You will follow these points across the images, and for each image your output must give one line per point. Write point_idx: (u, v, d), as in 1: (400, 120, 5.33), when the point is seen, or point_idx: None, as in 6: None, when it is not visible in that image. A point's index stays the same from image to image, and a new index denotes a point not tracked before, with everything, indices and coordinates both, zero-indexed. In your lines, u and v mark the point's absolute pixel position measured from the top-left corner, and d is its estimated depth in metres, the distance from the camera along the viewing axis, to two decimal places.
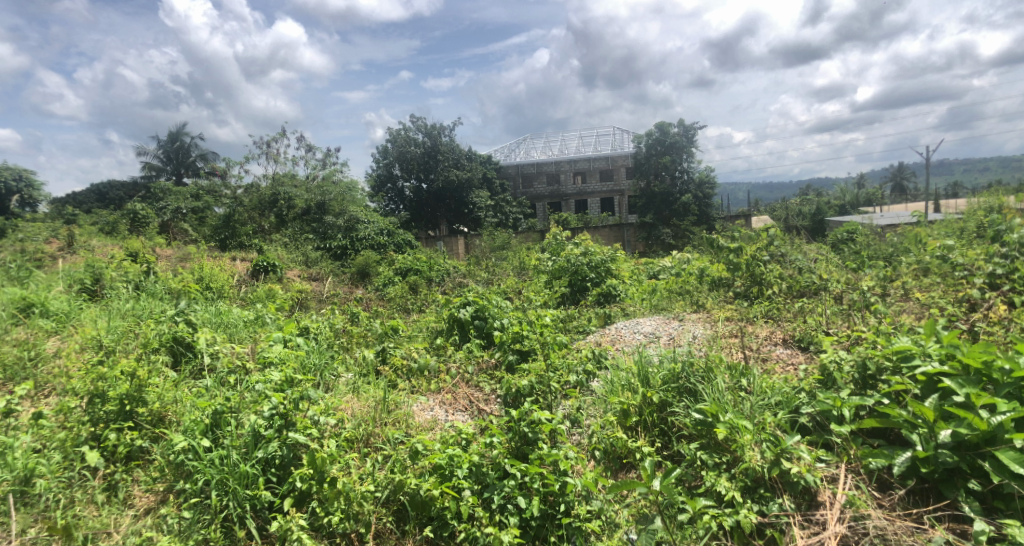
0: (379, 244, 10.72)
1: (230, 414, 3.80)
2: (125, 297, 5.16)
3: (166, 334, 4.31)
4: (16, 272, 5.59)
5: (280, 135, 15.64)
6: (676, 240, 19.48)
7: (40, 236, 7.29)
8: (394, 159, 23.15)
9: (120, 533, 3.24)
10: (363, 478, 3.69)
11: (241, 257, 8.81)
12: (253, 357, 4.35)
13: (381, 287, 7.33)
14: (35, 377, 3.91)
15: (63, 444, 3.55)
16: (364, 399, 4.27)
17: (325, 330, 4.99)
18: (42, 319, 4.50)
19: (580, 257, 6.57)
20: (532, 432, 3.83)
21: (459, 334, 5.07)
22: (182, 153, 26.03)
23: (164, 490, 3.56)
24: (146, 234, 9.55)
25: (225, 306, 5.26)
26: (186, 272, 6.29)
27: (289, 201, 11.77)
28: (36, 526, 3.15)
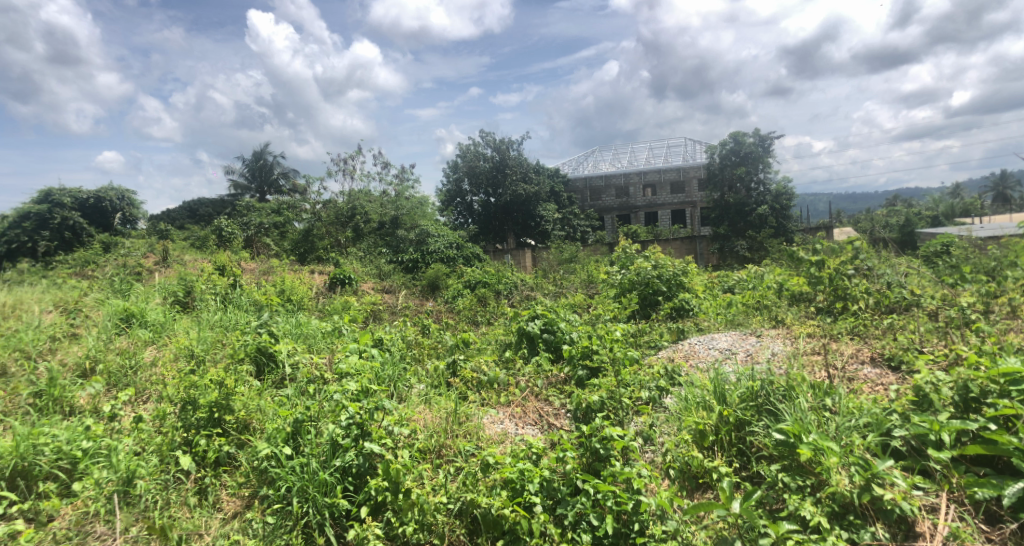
0: (450, 258, 10.70)
1: (309, 422, 3.92)
2: (214, 309, 5.45)
3: (250, 344, 4.51)
4: (118, 283, 5.99)
5: (357, 153, 16.08)
6: (751, 253, 18.78)
7: (139, 251, 7.80)
8: (464, 174, 23.77)
9: (211, 535, 3.40)
10: (435, 490, 3.72)
11: (318, 270, 9.15)
12: (330, 368, 4.49)
13: (451, 300, 7.42)
14: (135, 384, 4.17)
15: (159, 448, 3.75)
16: (436, 410, 4.32)
17: (398, 342, 5.09)
18: (141, 329, 4.79)
19: (651, 270, 6.43)
20: (604, 449, 3.77)
21: (527, 347, 5.06)
22: (264, 171, 27.09)
23: (249, 495, 3.70)
24: (231, 247, 10.05)
25: (304, 317, 5.45)
26: (269, 285, 6.59)
27: (364, 216, 12.20)
28: (137, 525, 3.34)
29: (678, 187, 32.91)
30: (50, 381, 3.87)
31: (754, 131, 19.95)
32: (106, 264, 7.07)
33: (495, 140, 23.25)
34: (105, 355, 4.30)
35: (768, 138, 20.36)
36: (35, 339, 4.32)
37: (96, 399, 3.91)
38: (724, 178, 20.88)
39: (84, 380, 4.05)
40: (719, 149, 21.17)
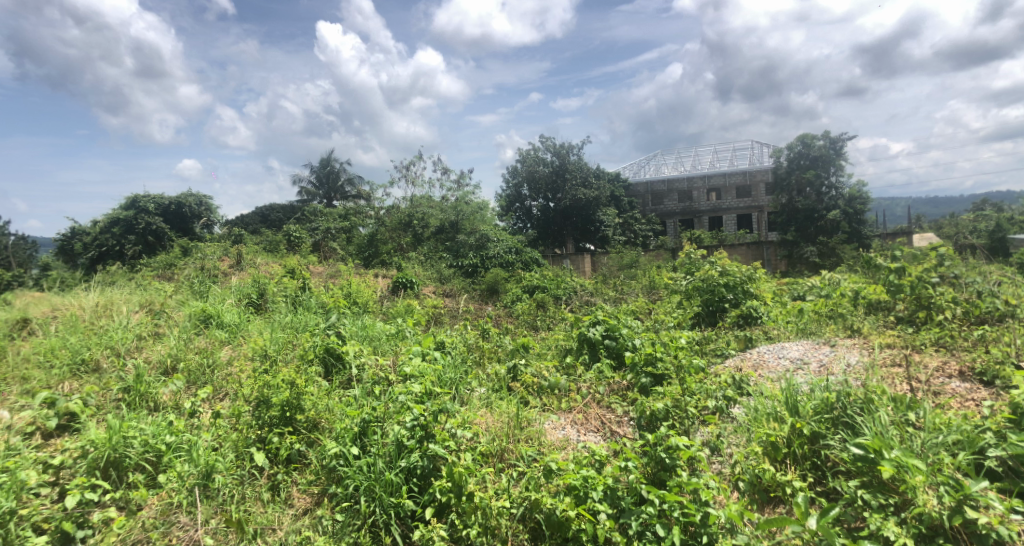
0: (508, 263, 10.69)
1: (376, 423, 3.99)
2: (285, 310, 5.65)
3: (319, 345, 4.63)
4: (198, 285, 6.31)
5: (418, 159, 16.44)
6: (822, 259, 18.19)
7: (215, 255, 8.18)
8: (523, 180, 23.80)
9: (283, 530, 3.51)
10: (498, 494, 3.73)
11: (381, 273, 9.37)
12: (394, 369, 4.57)
13: (510, 305, 7.43)
14: (213, 382, 4.35)
15: (235, 444, 3.89)
16: (498, 414, 4.34)
17: (460, 345, 5.13)
18: (218, 329, 5.01)
19: (718, 277, 6.25)
20: (669, 459, 3.69)
21: (589, 353, 5.00)
22: (332, 178, 27.82)
23: (319, 492, 3.81)
24: (299, 252, 10.41)
25: (370, 320, 5.57)
26: (336, 288, 6.79)
27: (424, 220, 12.38)
28: (216, 517, 3.50)
29: (744, 191, 32.32)
30: (138, 377, 4.09)
31: (824, 134, 19.32)
32: (186, 267, 7.45)
33: (554, 145, 23.28)
34: (186, 354, 4.52)
35: (839, 140, 19.61)
36: (124, 336, 4.58)
37: (178, 395, 4.10)
38: (791, 183, 20.28)
39: (167, 378, 4.25)
40: (787, 152, 20.52)
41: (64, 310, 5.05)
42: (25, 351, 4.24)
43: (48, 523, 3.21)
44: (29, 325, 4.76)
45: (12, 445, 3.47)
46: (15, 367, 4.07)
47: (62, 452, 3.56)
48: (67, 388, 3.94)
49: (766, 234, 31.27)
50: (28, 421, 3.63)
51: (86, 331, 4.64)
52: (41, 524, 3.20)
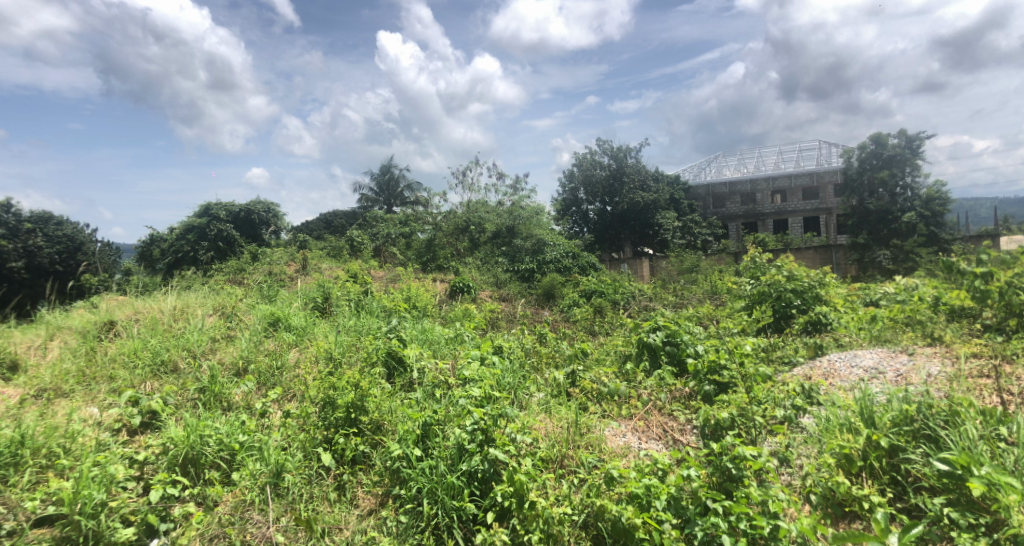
0: (565, 267, 10.60)
1: (437, 426, 4.04)
2: (348, 314, 5.79)
3: (381, 348, 4.73)
4: (267, 290, 6.56)
5: (475, 164, 16.72)
6: (895, 264, 17.60)
7: (283, 260, 8.47)
8: (580, 184, 24.09)
9: (350, 529, 3.59)
10: (559, 500, 3.71)
11: (440, 278, 9.53)
12: (453, 373, 4.61)
13: (567, 310, 7.38)
14: (281, 383, 4.50)
15: (303, 444, 4.01)
16: (557, 420, 4.31)
17: (517, 349, 5.13)
18: (286, 332, 5.18)
19: (784, 282, 6.05)
20: (736, 469, 3.59)
21: (649, 359, 4.91)
22: (391, 185, 28.29)
23: (383, 493, 3.88)
24: (361, 256, 10.62)
25: (429, 323, 5.64)
26: (397, 292, 6.93)
27: (480, 226, 12.45)
28: (286, 515, 3.60)
29: (811, 193, 31.64)
30: (212, 378, 4.28)
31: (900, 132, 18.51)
32: (255, 272, 7.76)
33: (612, 148, 23.30)
34: (256, 356, 4.69)
35: (916, 138, 18.74)
36: (199, 339, 4.80)
37: (249, 396, 4.26)
38: (863, 183, 19.64)
39: (239, 379, 4.42)
40: (858, 152, 19.84)
41: (145, 313, 5.36)
42: (113, 352, 4.53)
43: (134, 516, 3.39)
44: (115, 328, 5.06)
45: (102, 441, 3.69)
46: (104, 367, 4.35)
47: (146, 449, 3.76)
48: (149, 387, 4.15)
49: (835, 238, 30.33)
50: (116, 418, 3.87)
51: (165, 333, 4.90)
52: (129, 516, 3.36)
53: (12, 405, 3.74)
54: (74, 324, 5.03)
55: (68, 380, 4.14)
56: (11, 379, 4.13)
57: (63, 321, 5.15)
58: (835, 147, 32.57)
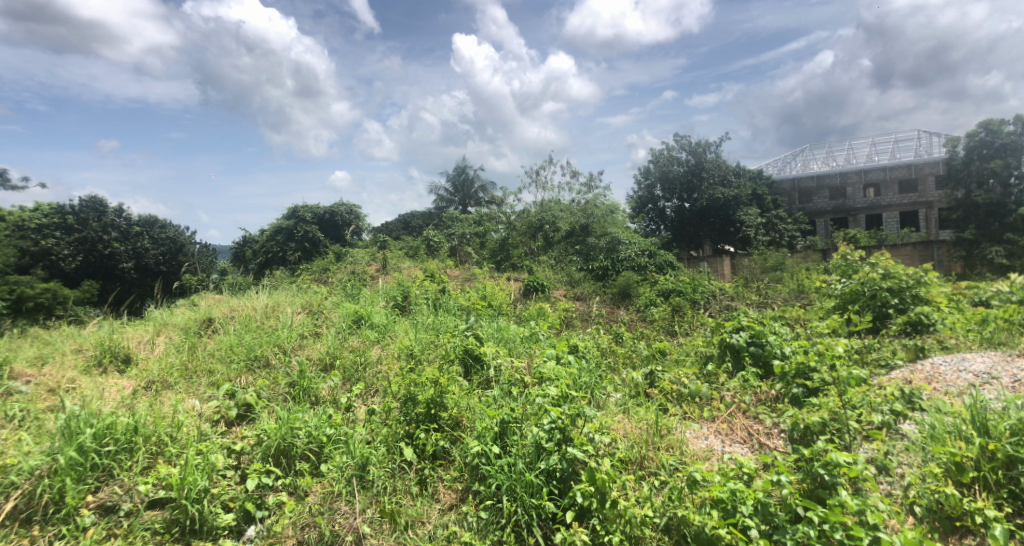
0: (641, 265, 10.08)
1: (515, 424, 4.06)
2: (427, 312, 5.93)
3: (459, 346, 4.81)
4: (350, 288, 6.83)
5: (548, 162, 16.72)
6: (1010, 260, 16.21)
7: (364, 260, 8.78)
8: (656, 180, 23.67)
9: (432, 523, 3.65)
10: (640, 502, 3.64)
11: (514, 277, 9.61)
12: (529, 372, 4.62)
13: (644, 309, 7.24)
14: (364, 378, 4.65)
15: (386, 439, 4.12)
16: (636, 421, 4.24)
17: (593, 349, 5.08)
18: (368, 329, 5.35)
19: (879, 280, 5.74)
20: (829, 476, 3.38)
21: (731, 360, 4.75)
22: (466, 185, 27.67)
23: (463, 489, 3.93)
24: (438, 256, 10.91)
25: (505, 322, 5.69)
26: (472, 291, 7.04)
27: (554, 225, 12.33)
28: (372, 507, 3.70)
29: (907, 186, 29.69)
30: (301, 373, 4.47)
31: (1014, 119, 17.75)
32: (339, 272, 8.09)
33: (691, 143, 22.74)
34: (341, 352, 4.87)
35: None
36: (289, 335, 5.04)
37: (335, 391, 4.43)
38: (970, 172, 18.88)
39: (325, 374, 4.61)
40: (965, 140, 19.14)
41: (240, 311, 5.69)
42: (211, 348, 4.83)
43: (233, 502, 3.59)
44: (213, 325, 5.41)
45: (203, 432, 3.92)
46: (204, 361, 4.64)
47: (242, 440, 3.96)
48: (244, 381, 4.40)
49: (936, 234, 28.68)
50: (215, 410, 4.11)
51: (258, 330, 5.18)
52: (228, 502, 3.58)
53: (126, 396, 4.04)
54: (177, 321, 5.42)
55: (172, 373, 4.45)
56: (125, 372, 4.50)
57: (169, 318, 5.57)
58: (937, 137, 30.53)
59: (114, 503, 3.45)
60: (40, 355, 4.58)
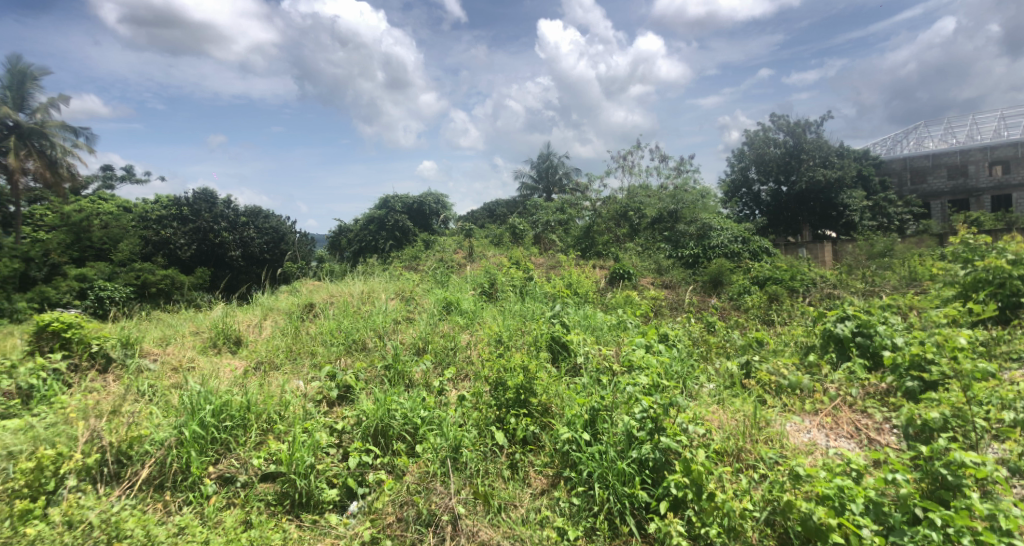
0: (734, 252, 9.53)
1: (605, 411, 4.02)
2: (514, 299, 6.00)
3: (546, 333, 4.87)
4: (440, 276, 7.09)
5: (633, 148, 16.48)
6: None
7: (452, 249, 9.01)
8: (750, 163, 22.57)
9: (524, 507, 3.68)
10: (738, 495, 3.50)
11: (599, 265, 9.55)
12: (617, 359, 4.57)
13: (737, 298, 7.01)
14: (455, 362, 4.78)
15: (477, 422, 4.19)
16: (732, 411, 4.09)
17: (684, 338, 4.97)
18: (458, 315, 5.49)
19: (1010, 267, 5.24)
20: (952, 476, 3.09)
21: (835, 351, 4.51)
22: (550, 172, 27.22)
23: (554, 475, 3.93)
24: (522, 243, 11.29)
25: (592, 310, 5.67)
26: (559, 278, 7.05)
27: (639, 212, 11.91)
28: (466, 488, 3.76)
29: None
30: (396, 356, 4.64)
31: None
32: (429, 260, 8.37)
33: (789, 123, 21.48)
34: (432, 337, 5.03)
35: None
36: (384, 321, 5.26)
37: (428, 374, 4.55)
38: None
39: (418, 357, 4.76)
40: None
41: (337, 297, 6.02)
42: (313, 331, 5.12)
43: (337, 479, 3.77)
44: (313, 310, 5.75)
45: (308, 410, 4.13)
46: (307, 344, 4.93)
47: (343, 419, 4.14)
48: (343, 363, 4.62)
49: None
50: (318, 390, 4.33)
51: (355, 315, 5.46)
52: (332, 478, 3.76)
53: (239, 375, 4.34)
54: (282, 306, 5.81)
55: (278, 354, 4.74)
56: (237, 352, 4.88)
57: (275, 303, 5.98)
58: None
59: (232, 474, 3.69)
60: (164, 335, 5.04)
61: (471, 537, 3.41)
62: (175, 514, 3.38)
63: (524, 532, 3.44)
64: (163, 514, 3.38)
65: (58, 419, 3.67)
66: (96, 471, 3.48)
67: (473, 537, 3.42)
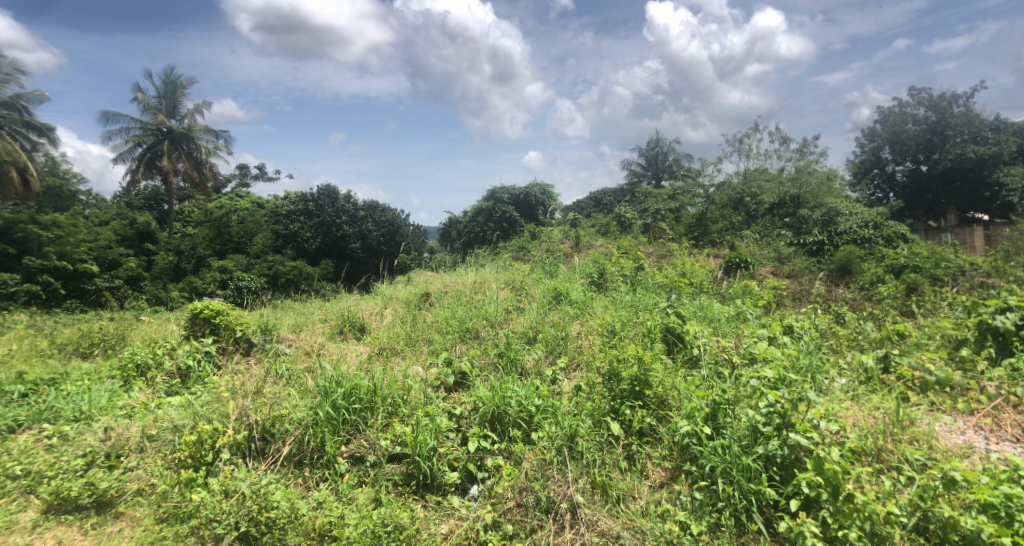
0: (865, 239, 8.79)
1: (727, 406, 3.86)
2: (625, 289, 6.01)
3: (660, 323, 4.81)
4: (549, 266, 7.24)
5: (751, 132, 16.65)
6: None
7: (558, 240, 9.10)
8: (884, 142, 21.00)
9: (644, 499, 3.61)
10: (880, 498, 3.22)
11: (712, 254, 9.35)
12: (737, 352, 4.40)
13: (870, 288, 6.61)
14: (567, 352, 4.83)
15: (592, 413, 4.18)
16: (870, 408, 3.81)
17: (811, 330, 4.70)
18: (567, 306, 5.57)
19: None
20: None
21: (994, 346, 4.09)
22: (660, 158, 26.36)
23: (673, 468, 3.83)
24: (629, 233, 11.19)
25: (707, 301, 5.52)
26: (671, 267, 6.94)
27: (756, 197, 11.38)
28: (583, 478, 3.74)
29: None
30: (508, 345, 4.76)
31: None
32: (538, 251, 8.55)
33: (931, 96, 19.17)
34: (543, 327, 5.13)
35: None
36: (496, 310, 5.46)
37: (540, 363, 4.62)
38: None
39: (530, 346, 4.87)
40: None
41: (452, 287, 6.40)
42: (430, 320, 5.41)
43: (457, 462, 3.88)
44: (429, 299, 6.13)
45: (429, 396, 4.31)
46: (425, 332, 5.20)
47: (461, 405, 4.28)
48: (459, 350, 4.83)
49: None
50: (437, 376, 4.52)
51: (467, 305, 5.71)
52: (453, 462, 3.87)
53: (364, 360, 4.60)
54: (400, 296, 6.23)
55: (399, 340, 5.03)
56: (362, 338, 5.21)
57: (394, 293, 6.43)
58: None
59: (362, 454, 3.87)
60: (298, 323, 5.51)
61: (591, 527, 3.39)
62: (314, 490, 3.60)
63: (644, 525, 3.38)
64: (303, 489, 3.62)
65: (212, 398, 4.09)
66: (246, 446, 3.79)
67: (593, 527, 3.40)
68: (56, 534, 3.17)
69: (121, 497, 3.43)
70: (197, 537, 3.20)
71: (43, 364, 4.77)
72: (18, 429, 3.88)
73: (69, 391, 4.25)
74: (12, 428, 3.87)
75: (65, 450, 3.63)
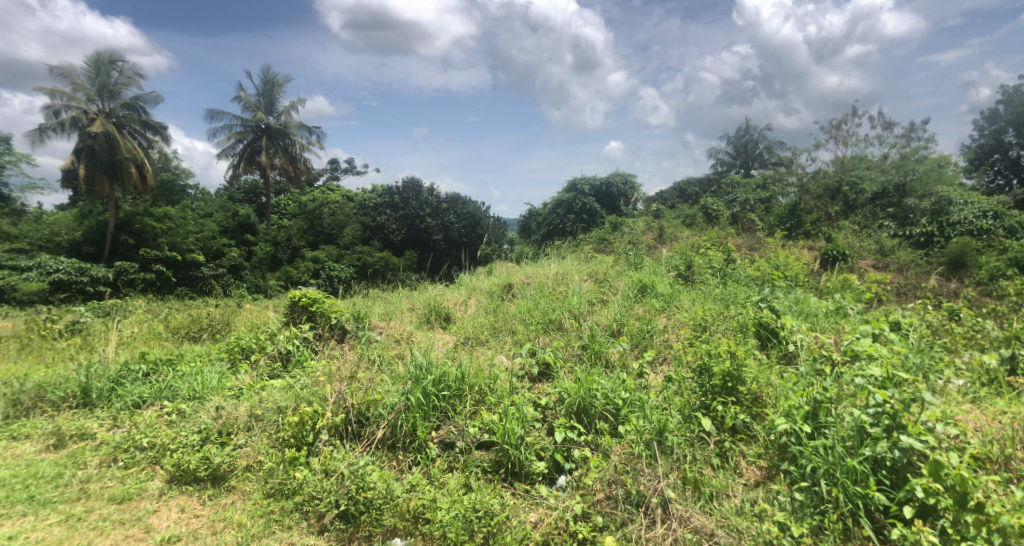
0: (983, 229, 8.12)
1: (829, 404, 3.65)
2: (714, 282, 5.89)
3: (752, 318, 4.69)
4: (634, 258, 7.16)
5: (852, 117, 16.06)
6: None
7: (642, 232, 9.00)
8: (1006, 123, 18.64)
9: (739, 497, 3.49)
10: (1010, 509, 2.96)
11: (809, 246, 9.13)
12: (838, 348, 4.21)
13: (990, 283, 6.23)
14: (653, 346, 4.78)
15: (682, 408, 4.10)
16: (993, 413, 3.55)
17: (921, 327, 4.43)
18: (653, 299, 5.50)
19: None
20: None
21: None
22: (750, 146, 25.49)
23: (770, 467, 3.69)
24: (717, 223, 10.85)
25: (803, 295, 5.31)
26: (764, 260, 6.70)
27: (856, 187, 10.75)
28: (674, 473, 3.65)
29: None
30: (593, 337, 4.77)
31: None
32: (623, 242, 8.50)
33: None
34: (628, 320, 5.10)
35: None
36: (579, 302, 5.47)
37: (626, 356, 4.60)
38: None
39: (614, 339, 4.85)
40: None
41: (535, 278, 6.46)
42: (513, 310, 5.53)
43: (545, 452, 3.88)
44: (512, 290, 6.25)
45: (515, 385, 4.37)
46: (508, 322, 5.30)
47: (546, 395, 4.30)
48: (543, 341, 4.90)
49: None
50: (521, 366, 4.57)
51: (551, 296, 5.78)
52: (540, 452, 3.87)
53: (452, 348, 4.75)
54: (484, 286, 6.42)
55: (484, 331, 5.17)
56: (447, 327, 5.36)
57: (478, 284, 6.60)
58: None
59: (452, 440, 3.96)
60: (388, 312, 5.75)
61: (684, 523, 3.32)
62: (407, 473, 3.70)
63: (740, 523, 3.27)
64: (397, 471, 3.73)
65: (311, 382, 4.30)
66: (343, 429, 3.94)
67: (686, 523, 3.32)
68: (179, 502, 3.41)
69: (232, 472, 3.65)
70: (301, 513, 3.38)
71: (161, 346, 5.19)
72: (144, 405, 4.25)
73: (184, 371, 4.58)
74: (138, 404, 4.26)
75: (182, 426, 3.91)
